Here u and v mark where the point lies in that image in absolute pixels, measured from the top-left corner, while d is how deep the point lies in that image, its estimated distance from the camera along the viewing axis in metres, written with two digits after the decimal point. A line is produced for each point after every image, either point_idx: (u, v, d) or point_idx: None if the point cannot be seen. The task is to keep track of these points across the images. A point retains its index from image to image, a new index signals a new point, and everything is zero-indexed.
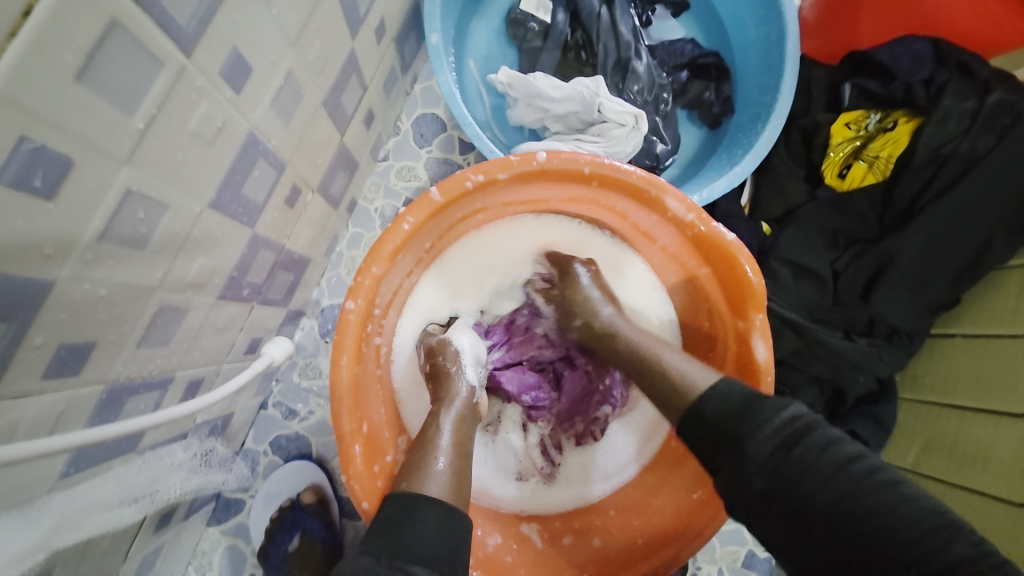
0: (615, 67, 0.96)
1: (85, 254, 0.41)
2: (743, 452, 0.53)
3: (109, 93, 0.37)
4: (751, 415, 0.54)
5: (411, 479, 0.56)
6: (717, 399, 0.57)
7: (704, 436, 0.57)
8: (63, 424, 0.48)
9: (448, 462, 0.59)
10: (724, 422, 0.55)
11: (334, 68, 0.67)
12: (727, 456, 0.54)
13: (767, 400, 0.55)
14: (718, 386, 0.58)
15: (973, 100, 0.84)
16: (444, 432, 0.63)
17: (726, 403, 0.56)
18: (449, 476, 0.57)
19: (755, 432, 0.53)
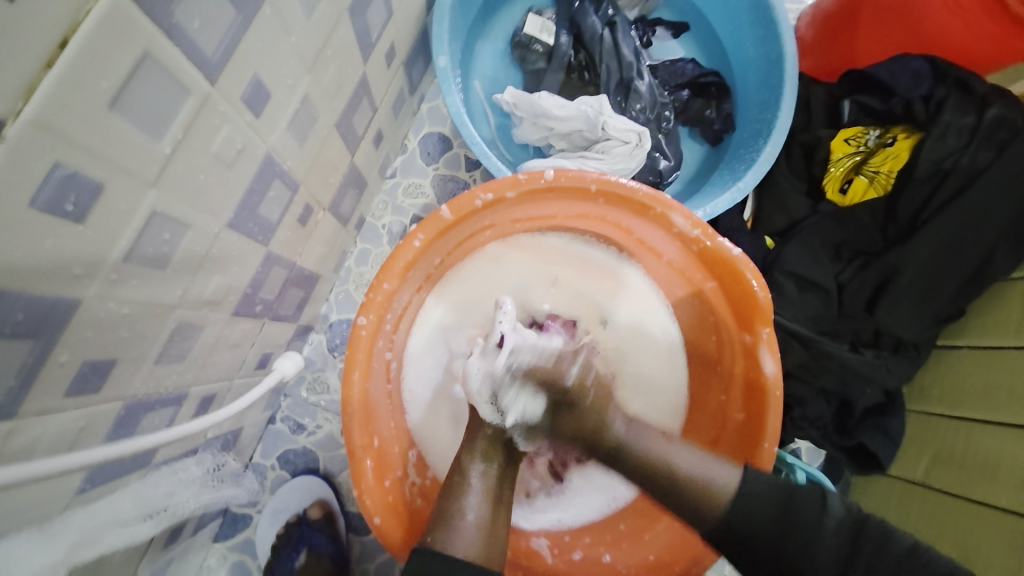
0: (618, 87, 0.98)
1: (110, 274, 0.43)
2: (789, 553, 0.55)
3: (138, 120, 0.39)
4: (798, 513, 0.56)
5: (438, 536, 0.58)
6: (750, 499, 0.57)
7: (740, 549, 0.57)
8: (83, 440, 0.49)
9: (481, 516, 0.61)
10: (767, 527, 0.57)
11: (347, 92, 0.69)
12: (795, 569, 0.55)
13: (800, 496, 0.57)
14: (747, 480, 0.59)
15: (972, 114, 0.86)
16: (474, 492, 0.64)
17: (767, 501, 0.57)
18: (481, 533, 0.59)
19: (806, 552, 0.55)
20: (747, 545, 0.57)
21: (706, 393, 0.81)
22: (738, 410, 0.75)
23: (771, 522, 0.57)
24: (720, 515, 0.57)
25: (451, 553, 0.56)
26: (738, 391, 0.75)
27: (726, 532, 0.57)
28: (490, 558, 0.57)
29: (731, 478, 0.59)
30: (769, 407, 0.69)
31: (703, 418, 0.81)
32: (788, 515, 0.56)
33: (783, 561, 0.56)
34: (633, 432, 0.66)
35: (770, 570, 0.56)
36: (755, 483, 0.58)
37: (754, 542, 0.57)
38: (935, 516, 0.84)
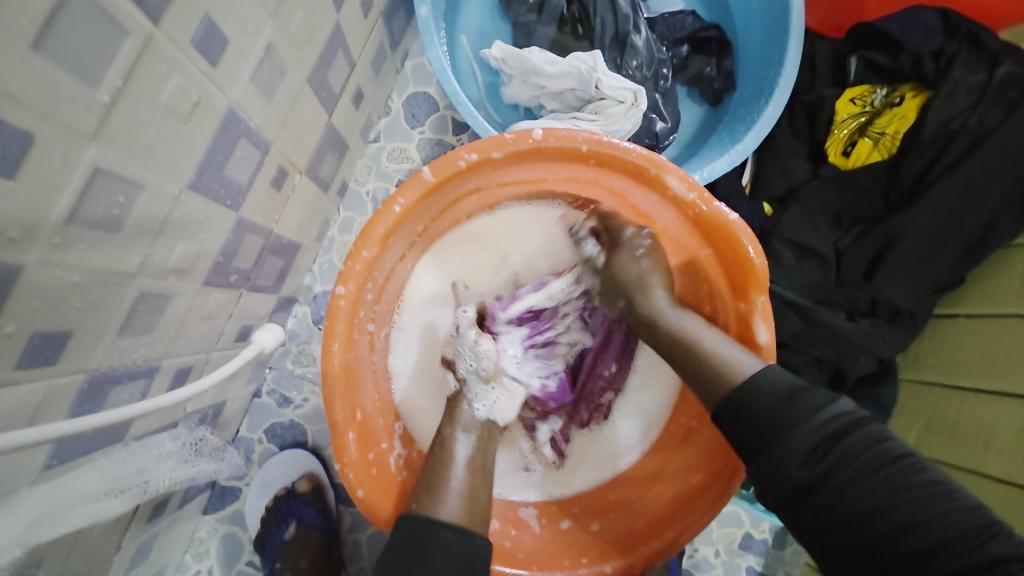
0: (613, 41, 0.92)
1: (52, 238, 0.39)
2: (783, 449, 0.52)
3: (68, 63, 0.35)
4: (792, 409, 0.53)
5: (422, 501, 0.57)
6: (761, 381, 0.56)
7: (738, 438, 0.56)
8: (43, 415, 0.46)
9: (464, 481, 0.60)
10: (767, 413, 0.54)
11: (318, 42, 0.64)
12: (765, 450, 0.53)
13: (807, 393, 0.54)
14: (767, 374, 0.56)
15: (982, 73, 0.81)
16: (458, 460, 0.63)
17: (772, 391, 0.55)
18: (462, 498, 0.58)
19: (800, 434, 0.51)
20: (739, 412, 0.56)
21: None
22: None
23: (770, 406, 0.54)
24: (731, 394, 0.57)
25: (433, 516, 0.55)
26: None
27: (726, 402, 0.57)
28: (472, 520, 0.57)
29: (752, 370, 0.58)
30: None
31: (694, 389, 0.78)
32: (790, 403, 0.53)
33: (775, 462, 0.52)
34: (675, 312, 0.68)
35: (760, 450, 0.54)
36: (767, 376, 0.56)
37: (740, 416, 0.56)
38: None
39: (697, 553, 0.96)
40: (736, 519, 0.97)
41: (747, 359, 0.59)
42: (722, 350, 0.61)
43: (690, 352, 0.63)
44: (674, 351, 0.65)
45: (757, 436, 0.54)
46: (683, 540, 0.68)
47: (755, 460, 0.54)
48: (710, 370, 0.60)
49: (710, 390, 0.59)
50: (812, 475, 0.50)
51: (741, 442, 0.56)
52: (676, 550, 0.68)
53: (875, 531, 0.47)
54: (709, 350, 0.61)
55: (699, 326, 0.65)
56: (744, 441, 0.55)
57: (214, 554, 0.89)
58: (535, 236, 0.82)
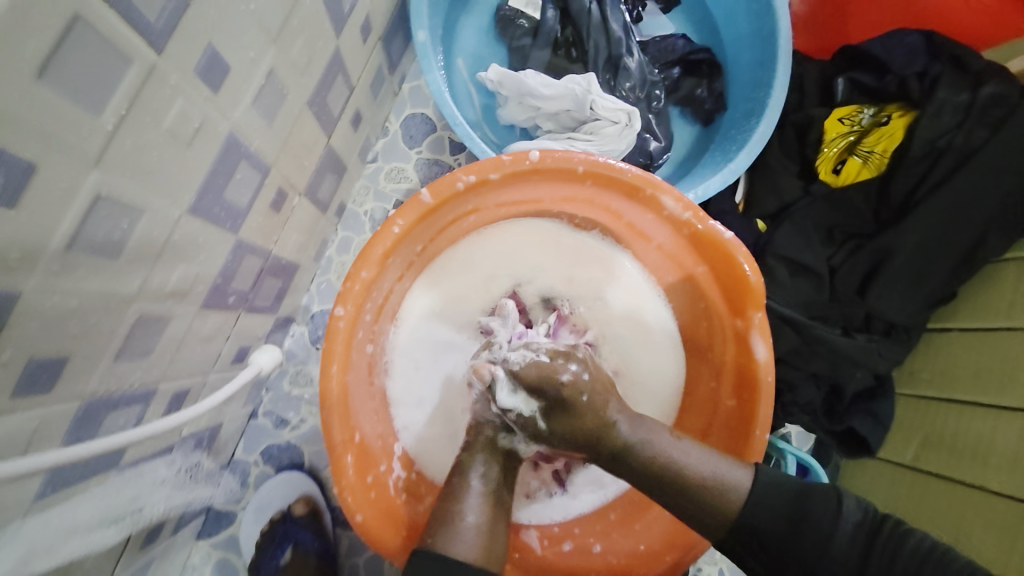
0: (606, 64, 0.94)
1: (53, 264, 0.39)
2: (812, 566, 0.52)
3: (73, 91, 0.36)
4: (806, 512, 0.54)
5: (436, 536, 0.55)
6: (762, 502, 0.55)
7: (755, 568, 0.56)
8: (38, 441, 0.45)
9: (480, 516, 0.58)
10: (784, 527, 0.54)
11: (319, 68, 0.65)
12: (793, 554, 0.53)
13: (817, 494, 0.55)
14: (758, 486, 0.56)
15: (966, 93, 0.84)
16: (472, 492, 0.60)
17: (779, 499, 0.55)
18: (479, 534, 0.56)
19: (826, 552, 0.52)
20: (749, 532, 0.55)
21: (696, 381, 0.79)
22: (729, 397, 0.73)
23: (779, 526, 0.54)
24: (734, 516, 0.55)
25: (449, 554, 0.53)
26: (729, 379, 0.73)
27: (736, 532, 0.55)
28: (489, 560, 0.55)
29: (744, 484, 0.57)
30: (760, 394, 0.67)
31: (694, 406, 0.78)
32: (805, 517, 0.54)
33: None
34: (637, 430, 0.58)
35: (788, 574, 0.54)
36: (764, 486, 0.56)
37: (756, 536, 0.55)
38: (925, 499, 0.83)
39: (701, 571, 0.95)
40: None
41: (735, 470, 0.57)
42: (707, 469, 0.57)
43: (676, 482, 0.57)
44: (637, 473, 0.58)
45: (787, 554, 0.53)
46: (683, 564, 0.67)
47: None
48: (707, 510, 0.56)
49: (707, 528, 0.57)
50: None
51: (761, 568, 0.55)
52: (679, 573, 0.68)
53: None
54: (693, 469, 0.57)
55: (664, 443, 0.59)
56: (774, 555, 0.54)
57: None
58: (525, 261, 0.81)
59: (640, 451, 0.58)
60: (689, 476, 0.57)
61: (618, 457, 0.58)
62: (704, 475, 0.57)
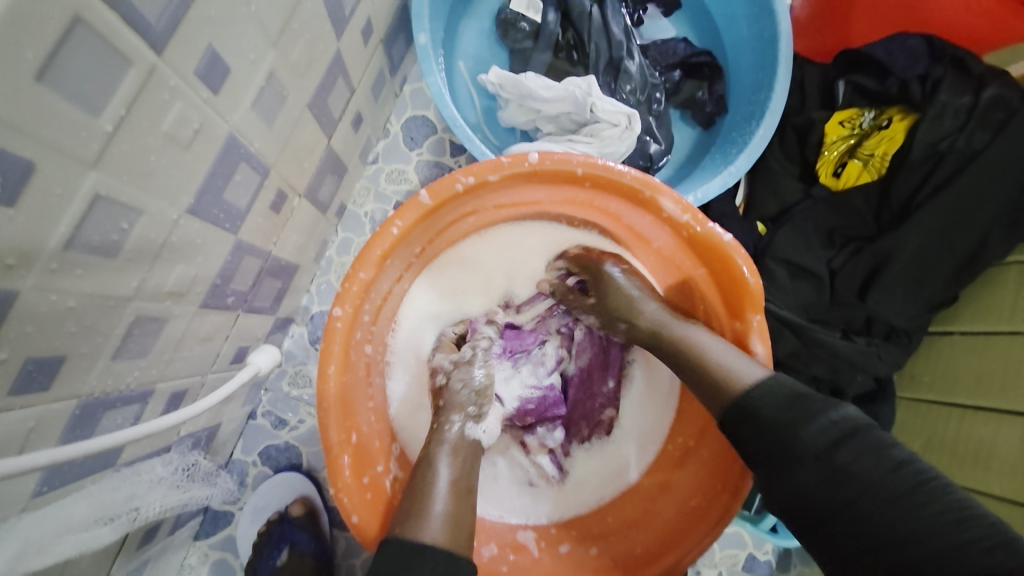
0: (607, 67, 0.95)
1: (50, 264, 0.40)
2: (780, 462, 0.52)
3: (72, 94, 0.36)
4: (795, 414, 0.52)
5: (405, 525, 0.55)
6: (758, 389, 0.55)
7: (741, 438, 0.56)
8: (33, 441, 0.46)
9: (446, 505, 0.57)
10: (768, 416, 0.54)
11: (319, 69, 0.65)
12: (773, 459, 0.53)
13: (815, 401, 0.53)
14: (762, 380, 0.56)
15: (969, 95, 0.83)
16: (440, 478, 0.60)
17: (771, 398, 0.54)
18: (445, 521, 0.56)
19: (806, 439, 0.51)
20: (744, 402, 0.56)
21: None
22: None
23: (774, 416, 0.53)
24: (732, 395, 0.57)
25: (418, 541, 0.53)
26: None
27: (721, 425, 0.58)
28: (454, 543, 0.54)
29: (758, 376, 0.57)
30: None
31: (690, 410, 0.77)
32: (801, 419, 0.52)
33: (788, 486, 0.52)
34: (664, 316, 0.67)
35: (767, 463, 0.53)
36: (772, 385, 0.55)
37: (744, 420, 0.55)
38: None
39: None
40: (738, 541, 0.96)
41: (748, 364, 0.58)
42: (726, 358, 0.60)
43: (692, 357, 0.62)
44: (677, 362, 0.64)
45: (767, 442, 0.53)
46: (683, 564, 0.67)
47: (768, 473, 0.54)
48: (713, 375, 0.59)
49: (713, 395, 0.59)
50: (820, 473, 0.50)
51: (751, 457, 0.55)
52: (677, 575, 0.67)
53: (897, 551, 0.45)
54: (712, 356, 0.60)
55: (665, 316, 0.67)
56: (751, 445, 0.55)
57: None
58: (526, 265, 0.82)
59: (664, 333, 0.65)
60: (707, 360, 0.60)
61: (655, 339, 0.67)
62: (716, 348, 0.61)
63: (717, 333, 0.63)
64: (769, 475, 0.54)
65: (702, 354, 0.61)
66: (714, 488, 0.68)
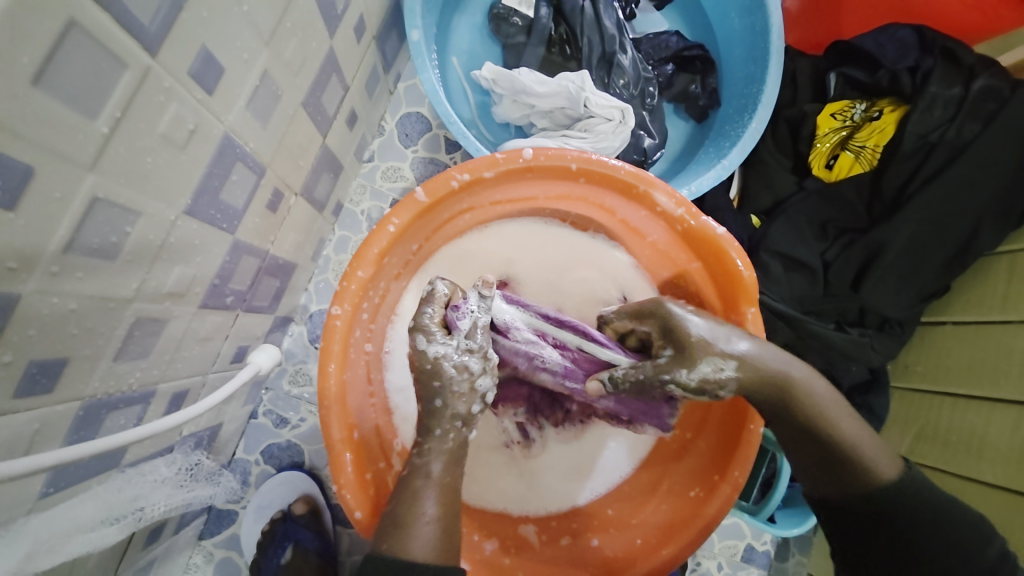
0: (600, 61, 0.95)
1: (51, 266, 0.40)
2: (897, 538, 0.52)
3: (69, 98, 0.36)
4: (929, 510, 0.52)
5: (391, 540, 0.50)
6: (902, 477, 0.53)
7: (859, 526, 0.53)
8: (37, 444, 0.46)
9: (439, 512, 0.52)
10: (898, 507, 0.52)
11: (313, 68, 0.65)
12: (883, 537, 0.52)
13: (944, 500, 0.53)
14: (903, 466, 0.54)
15: (958, 87, 0.84)
16: (432, 484, 0.53)
17: (909, 487, 0.53)
18: (438, 532, 0.51)
19: (932, 535, 0.51)
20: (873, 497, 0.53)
21: None
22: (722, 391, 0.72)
23: (913, 517, 0.52)
24: (868, 475, 0.53)
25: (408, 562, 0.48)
26: None
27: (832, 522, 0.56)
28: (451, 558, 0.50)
29: (889, 472, 0.53)
30: None
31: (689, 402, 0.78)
32: (945, 530, 0.51)
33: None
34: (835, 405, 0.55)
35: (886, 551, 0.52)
36: (909, 473, 0.54)
37: (864, 493, 0.53)
38: None
39: (700, 566, 0.96)
40: (737, 530, 0.97)
41: (886, 460, 0.53)
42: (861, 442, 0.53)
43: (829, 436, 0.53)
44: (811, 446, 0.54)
45: (875, 527, 0.52)
46: (681, 557, 0.68)
47: (869, 546, 0.53)
48: (842, 457, 0.53)
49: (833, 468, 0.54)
50: (929, 559, 0.51)
51: (862, 548, 0.54)
52: (676, 566, 0.68)
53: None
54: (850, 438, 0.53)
55: (818, 387, 0.55)
56: (853, 517, 0.54)
57: None
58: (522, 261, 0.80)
59: (808, 405, 0.54)
60: (847, 446, 0.53)
61: (781, 414, 0.55)
62: (872, 451, 0.53)
63: (854, 415, 0.55)
64: (854, 530, 0.54)
65: (827, 420, 0.54)
66: (712, 480, 0.70)
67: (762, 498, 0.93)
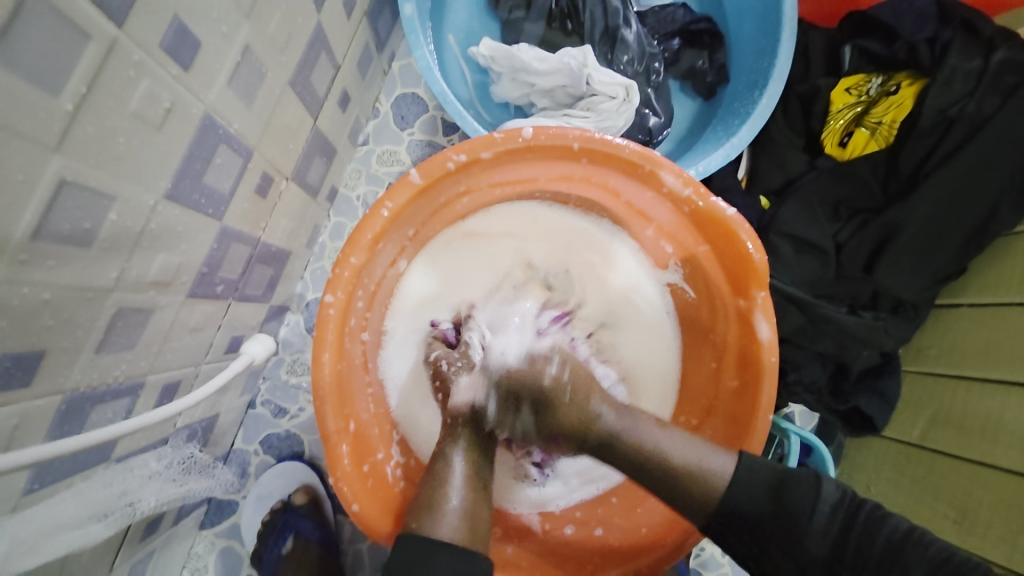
0: (604, 36, 0.91)
1: (18, 254, 0.38)
2: (765, 551, 0.54)
3: (28, 71, 0.34)
4: (787, 515, 0.52)
5: (419, 520, 0.55)
6: (744, 487, 0.54)
7: (734, 536, 0.55)
8: (18, 439, 0.44)
9: (464, 500, 0.57)
10: (754, 512, 0.54)
11: (299, 44, 0.62)
12: (766, 554, 0.53)
13: (799, 482, 0.53)
14: (741, 470, 0.55)
15: (978, 58, 0.80)
16: (456, 470, 0.59)
17: (756, 486, 0.54)
18: (463, 515, 0.56)
19: (794, 530, 0.52)
20: (734, 522, 0.55)
21: (697, 361, 0.77)
22: (732, 378, 0.71)
23: (762, 511, 0.53)
24: (717, 505, 0.55)
25: (432, 536, 0.53)
26: (732, 360, 0.71)
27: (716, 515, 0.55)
28: (474, 539, 0.55)
29: (727, 467, 0.56)
30: (763, 375, 0.65)
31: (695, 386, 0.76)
32: (788, 517, 0.52)
33: (783, 535, 0.52)
34: (624, 420, 0.59)
35: (750, 541, 0.54)
36: (745, 474, 0.55)
37: (732, 529, 0.55)
38: (931, 477, 0.82)
39: (704, 552, 0.95)
40: None
41: (719, 457, 0.56)
42: (682, 450, 0.57)
43: (643, 462, 0.57)
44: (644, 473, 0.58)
45: (749, 537, 0.54)
46: (689, 544, 0.65)
47: (743, 539, 0.55)
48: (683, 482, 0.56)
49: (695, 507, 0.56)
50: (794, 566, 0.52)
51: (736, 545, 0.56)
52: (685, 553, 0.66)
53: None
54: (677, 456, 0.57)
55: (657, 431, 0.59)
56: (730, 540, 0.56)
57: (212, 570, 0.87)
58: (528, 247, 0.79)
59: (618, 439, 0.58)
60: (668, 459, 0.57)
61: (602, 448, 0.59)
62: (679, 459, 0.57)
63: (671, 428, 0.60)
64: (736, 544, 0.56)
65: (656, 453, 0.57)
66: None
67: None
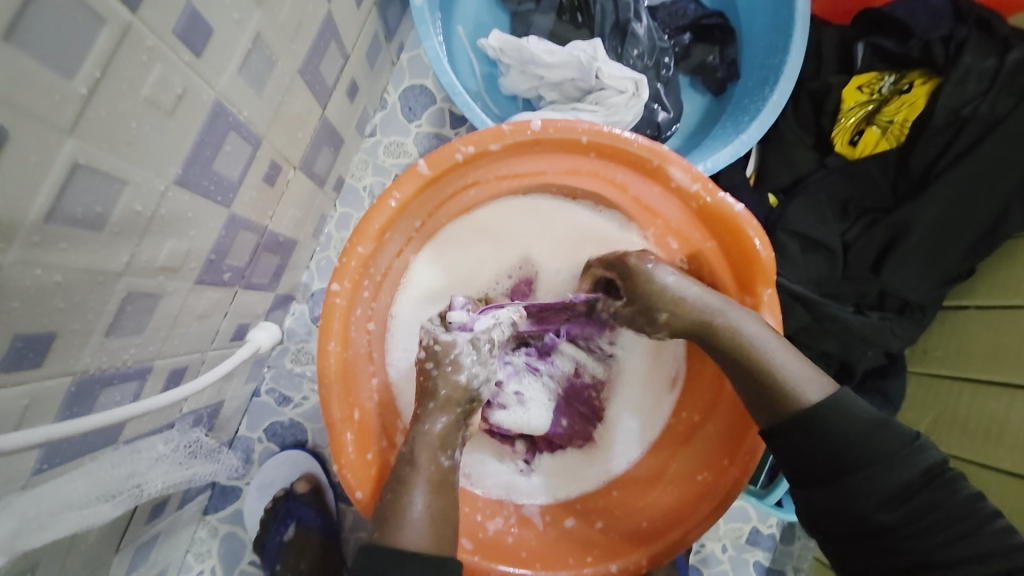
0: (614, 30, 0.90)
1: (31, 237, 0.38)
2: (859, 477, 0.50)
3: (43, 55, 0.34)
4: (881, 444, 0.50)
5: (384, 528, 0.52)
6: (847, 416, 0.51)
7: (812, 461, 0.52)
8: (28, 420, 0.45)
9: (428, 501, 0.55)
10: (849, 441, 0.51)
11: (309, 33, 0.62)
12: (845, 491, 0.50)
13: (896, 428, 0.51)
14: (845, 400, 0.52)
15: (993, 57, 0.79)
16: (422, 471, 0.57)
17: (856, 421, 0.51)
18: (428, 521, 0.53)
19: (884, 468, 0.49)
20: (819, 441, 0.51)
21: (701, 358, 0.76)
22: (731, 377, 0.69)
23: (854, 444, 0.50)
24: (802, 416, 0.52)
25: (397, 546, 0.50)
26: None
27: (801, 425, 0.52)
28: (443, 543, 0.53)
29: (822, 395, 0.53)
30: None
31: (700, 382, 0.75)
32: (889, 457, 0.50)
33: (864, 471, 0.50)
34: (714, 299, 0.60)
35: (836, 486, 0.51)
36: (851, 404, 0.52)
37: (816, 444, 0.52)
38: None
39: (704, 548, 0.95)
40: (744, 514, 0.95)
41: (816, 384, 0.54)
42: (789, 369, 0.55)
43: (755, 365, 0.56)
44: (730, 360, 0.58)
45: (827, 471, 0.51)
46: (689, 539, 0.66)
47: (823, 472, 0.51)
48: (777, 388, 0.55)
49: (775, 410, 0.55)
50: (882, 500, 0.49)
51: (810, 472, 0.52)
52: (682, 549, 0.66)
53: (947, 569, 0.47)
54: (781, 365, 0.55)
55: (761, 334, 0.57)
56: (813, 469, 0.52)
57: (216, 554, 0.89)
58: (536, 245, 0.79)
59: (725, 327, 0.58)
60: (776, 372, 0.55)
61: (706, 339, 0.60)
62: (795, 372, 0.55)
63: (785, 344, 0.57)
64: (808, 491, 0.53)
65: (762, 361, 0.56)
66: (720, 463, 0.68)
67: (771, 484, 0.92)
